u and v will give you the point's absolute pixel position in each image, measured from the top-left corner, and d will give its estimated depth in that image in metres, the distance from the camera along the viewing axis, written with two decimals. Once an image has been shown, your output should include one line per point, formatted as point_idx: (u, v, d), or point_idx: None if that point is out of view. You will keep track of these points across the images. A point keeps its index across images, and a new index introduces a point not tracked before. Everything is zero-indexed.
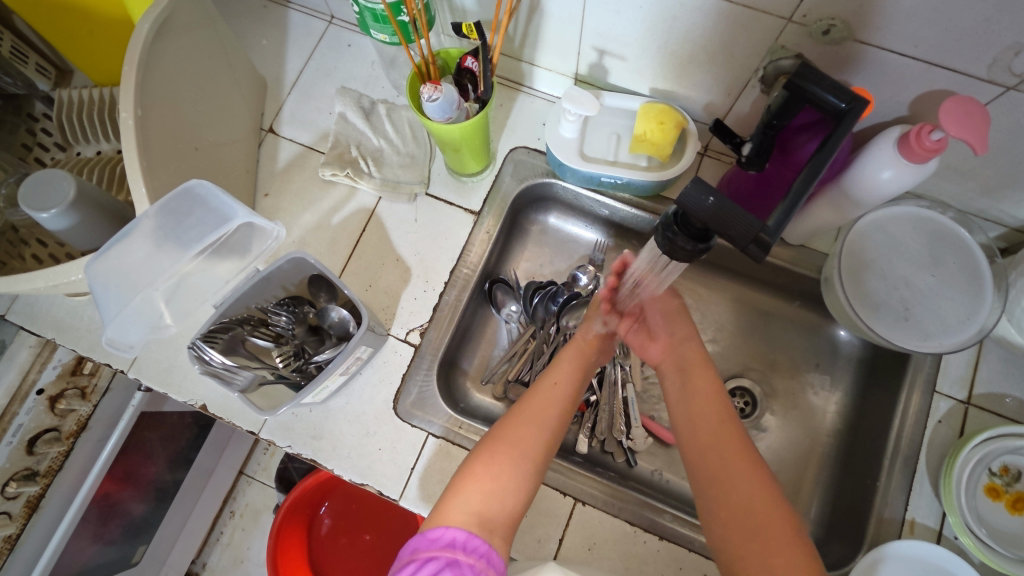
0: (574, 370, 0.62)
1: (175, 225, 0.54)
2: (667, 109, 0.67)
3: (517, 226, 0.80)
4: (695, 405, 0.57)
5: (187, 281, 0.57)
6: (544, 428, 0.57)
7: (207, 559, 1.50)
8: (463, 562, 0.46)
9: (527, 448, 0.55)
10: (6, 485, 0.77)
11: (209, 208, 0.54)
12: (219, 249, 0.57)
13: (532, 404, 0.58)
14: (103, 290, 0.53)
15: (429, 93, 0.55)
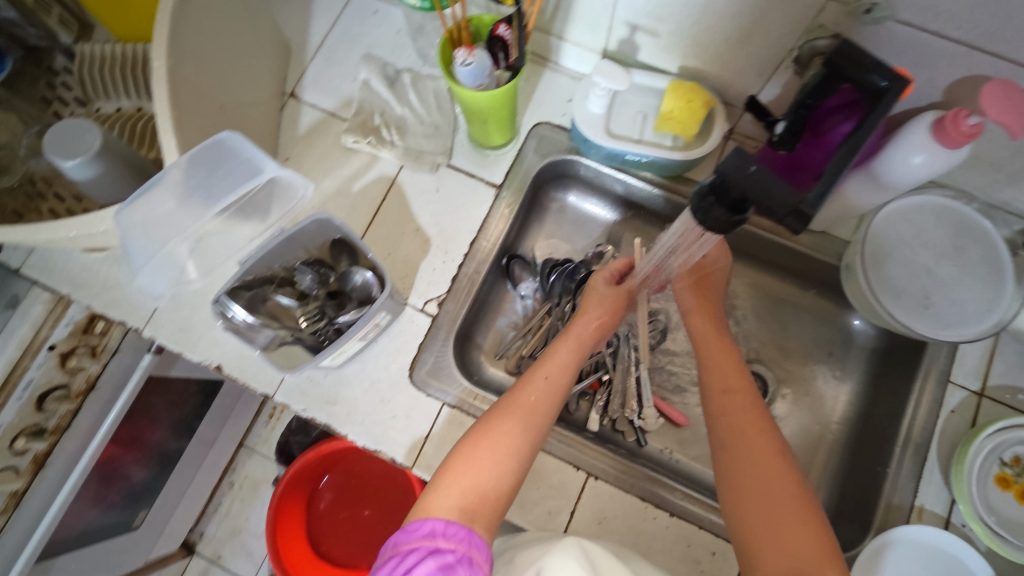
0: (568, 360, 0.60)
1: (205, 177, 0.53)
2: (695, 87, 0.66)
3: (536, 202, 0.80)
4: (716, 373, 0.58)
5: (212, 236, 0.57)
6: (534, 424, 0.55)
7: (205, 528, 1.51)
8: (444, 549, 0.45)
9: (510, 447, 0.53)
10: (14, 441, 0.76)
11: (240, 161, 0.55)
12: (248, 204, 0.58)
13: (523, 395, 0.57)
14: (134, 239, 0.53)
15: (462, 58, 0.55)
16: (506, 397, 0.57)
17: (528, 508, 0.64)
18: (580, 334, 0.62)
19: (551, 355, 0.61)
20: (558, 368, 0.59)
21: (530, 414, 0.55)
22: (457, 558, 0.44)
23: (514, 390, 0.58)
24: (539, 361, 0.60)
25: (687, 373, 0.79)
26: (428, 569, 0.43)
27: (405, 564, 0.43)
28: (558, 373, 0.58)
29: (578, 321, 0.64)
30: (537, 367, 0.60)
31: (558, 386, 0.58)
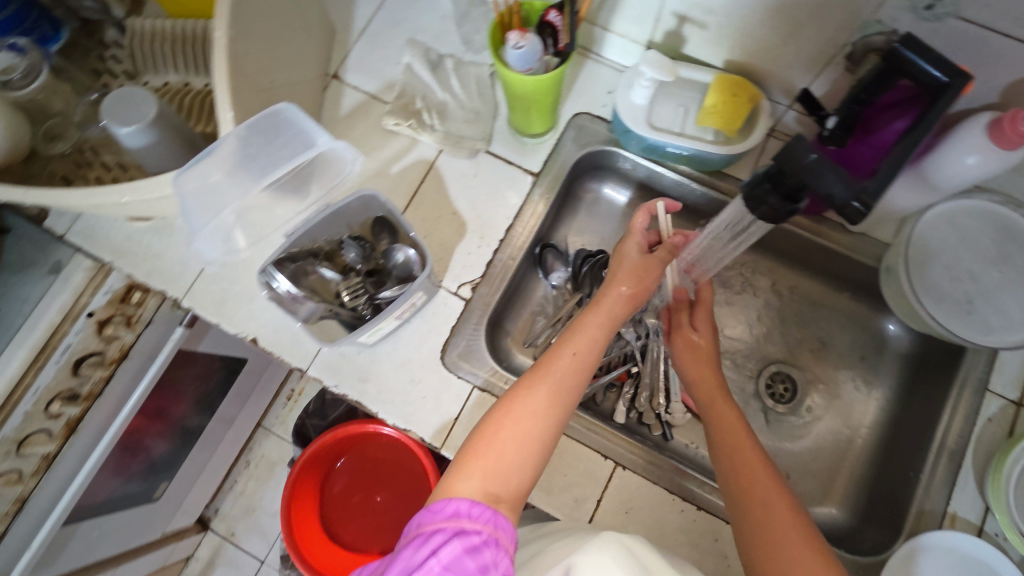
0: (596, 335, 0.58)
1: (263, 144, 0.55)
2: (741, 82, 0.67)
3: (571, 192, 0.80)
4: (727, 440, 0.57)
5: (265, 205, 0.58)
6: (559, 403, 0.54)
7: (220, 505, 1.53)
8: (470, 530, 0.44)
9: (535, 427, 0.52)
10: (49, 404, 0.77)
11: (297, 130, 0.56)
12: (300, 175, 0.59)
13: (545, 372, 0.55)
14: (193, 203, 0.55)
15: (514, 41, 0.55)
16: (528, 376, 0.56)
17: (554, 494, 0.64)
18: (608, 312, 0.60)
19: (574, 333, 0.59)
20: (584, 346, 0.57)
21: (556, 393, 0.54)
22: (483, 540, 0.44)
23: (538, 367, 0.57)
24: (563, 338, 0.59)
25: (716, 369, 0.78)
26: (454, 551, 0.43)
27: (431, 546, 0.43)
28: (584, 352, 0.57)
29: (602, 296, 0.61)
30: (561, 344, 0.58)
31: (584, 365, 0.57)
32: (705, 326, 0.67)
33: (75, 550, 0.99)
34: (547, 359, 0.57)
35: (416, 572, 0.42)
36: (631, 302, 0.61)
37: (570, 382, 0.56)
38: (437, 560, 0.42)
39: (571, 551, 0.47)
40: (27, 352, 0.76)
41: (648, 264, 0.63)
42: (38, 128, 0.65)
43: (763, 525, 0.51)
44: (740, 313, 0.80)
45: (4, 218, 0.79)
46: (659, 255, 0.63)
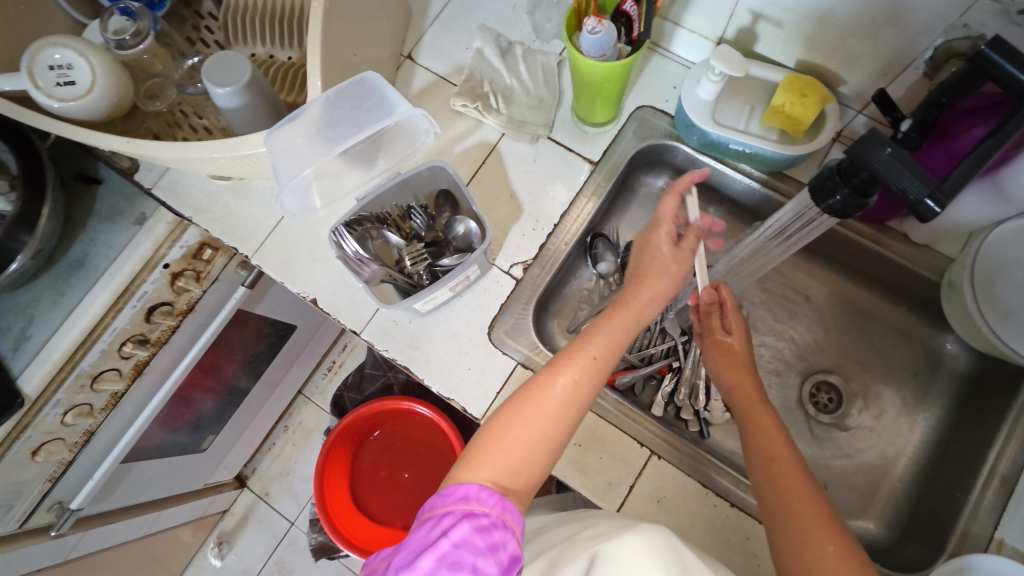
0: (618, 335, 0.56)
1: (352, 107, 0.59)
2: (813, 83, 0.65)
3: (627, 185, 0.81)
4: (765, 451, 0.55)
5: (337, 172, 0.62)
6: (574, 402, 0.53)
7: (257, 465, 1.61)
8: (479, 512, 0.44)
9: (547, 426, 0.52)
10: (123, 345, 0.82)
11: (381, 97, 0.59)
12: (381, 143, 0.63)
13: (562, 369, 0.53)
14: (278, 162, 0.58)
15: (591, 26, 0.57)
16: (545, 372, 0.54)
17: (587, 475, 0.65)
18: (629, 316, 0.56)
19: (595, 331, 0.56)
20: (606, 349, 0.54)
21: (571, 391, 0.53)
22: (492, 522, 0.44)
23: (555, 362, 0.55)
24: (584, 336, 0.55)
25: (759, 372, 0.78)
26: (464, 532, 0.43)
27: (442, 527, 0.43)
28: (604, 355, 0.54)
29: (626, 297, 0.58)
30: (583, 344, 0.55)
31: (603, 367, 0.54)
32: (738, 334, 0.64)
33: (129, 487, 1.06)
34: (567, 356, 0.54)
35: (428, 551, 0.41)
36: (656, 303, 0.58)
37: (586, 384, 0.53)
38: (448, 539, 0.42)
39: (604, 539, 0.46)
40: (109, 295, 0.80)
41: (680, 256, 0.59)
42: (139, 86, 0.70)
43: (800, 539, 0.48)
44: (789, 319, 0.80)
45: (96, 169, 0.85)
46: (689, 246, 0.59)
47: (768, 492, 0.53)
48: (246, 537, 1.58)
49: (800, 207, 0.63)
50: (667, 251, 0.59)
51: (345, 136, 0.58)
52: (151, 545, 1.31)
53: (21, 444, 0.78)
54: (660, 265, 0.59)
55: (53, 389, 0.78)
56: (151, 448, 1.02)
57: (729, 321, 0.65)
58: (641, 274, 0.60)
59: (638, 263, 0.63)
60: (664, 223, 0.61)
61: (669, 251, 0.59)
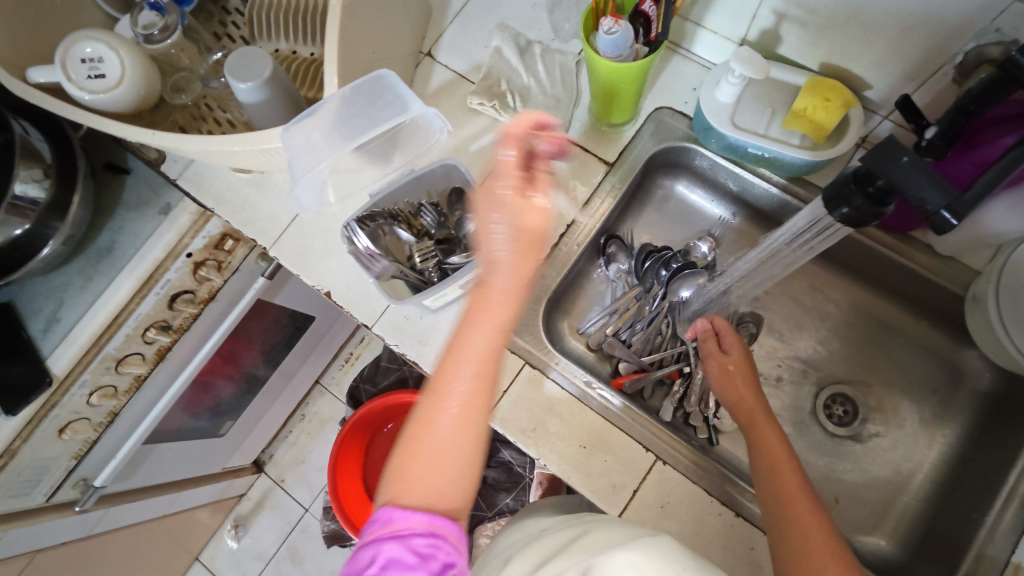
0: (485, 337, 0.48)
1: (366, 104, 0.59)
2: (836, 87, 0.64)
3: (643, 187, 0.80)
4: (769, 462, 0.55)
5: (352, 168, 0.62)
6: (474, 417, 0.49)
7: (274, 452, 1.65)
8: (404, 530, 0.44)
9: (453, 451, 0.48)
10: (147, 331, 0.86)
11: (396, 93, 0.59)
12: (395, 140, 0.63)
13: (449, 393, 0.48)
14: (295, 156, 0.59)
15: (608, 26, 0.57)
16: (431, 397, 0.49)
17: (592, 477, 0.65)
18: (497, 318, 0.48)
19: (463, 342, 0.49)
20: (485, 361, 0.48)
21: (468, 407, 0.48)
22: (421, 534, 0.44)
23: (438, 386, 0.49)
24: (454, 354, 0.49)
25: (772, 380, 0.76)
26: (394, 554, 0.44)
27: (372, 551, 0.44)
28: (485, 370, 0.48)
29: (483, 298, 0.49)
30: (457, 357, 0.48)
31: (490, 377, 0.49)
32: (735, 356, 0.66)
33: (150, 468, 1.09)
34: (447, 376, 0.49)
35: None
36: (516, 292, 0.49)
37: (478, 396, 0.49)
38: (377, 566, 0.43)
39: (597, 552, 0.45)
40: (134, 282, 0.81)
41: (527, 209, 0.51)
42: (167, 79, 0.73)
43: (800, 548, 0.48)
44: (805, 328, 0.78)
45: (125, 159, 0.87)
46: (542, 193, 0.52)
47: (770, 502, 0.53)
48: (261, 522, 1.62)
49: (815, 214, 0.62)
50: (507, 227, 0.50)
51: (357, 133, 0.58)
52: (170, 524, 1.35)
53: (48, 422, 0.81)
54: (508, 248, 0.50)
55: (80, 369, 0.81)
56: (171, 431, 1.06)
57: (727, 338, 0.68)
58: (489, 263, 0.50)
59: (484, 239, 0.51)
60: (502, 184, 0.51)
61: (508, 217, 0.50)
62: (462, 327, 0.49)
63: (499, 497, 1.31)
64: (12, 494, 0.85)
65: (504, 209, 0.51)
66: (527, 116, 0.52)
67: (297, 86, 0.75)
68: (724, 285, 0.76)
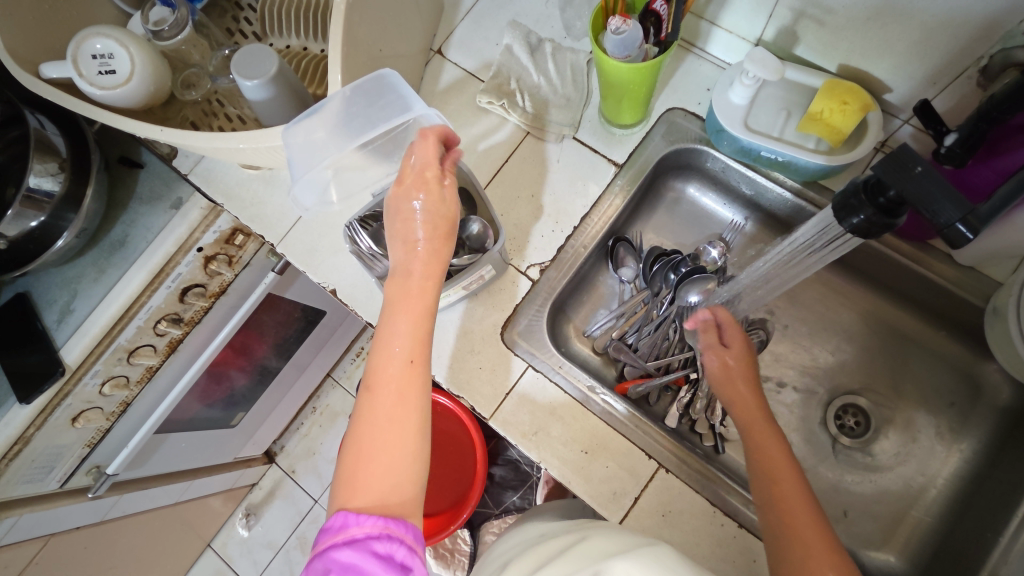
0: (412, 323, 0.51)
1: (367, 104, 0.58)
2: (855, 89, 0.62)
3: (654, 190, 0.79)
4: (770, 472, 0.53)
5: (353, 168, 0.61)
6: (412, 401, 0.50)
7: (285, 443, 1.67)
8: (359, 535, 0.44)
9: (396, 441, 0.49)
10: (157, 323, 0.87)
11: (399, 94, 0.58)
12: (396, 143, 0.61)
13: (384, 383, 0.50)
14: (295, 154, 0.58)
15: (615, 25, 0.55)
16: (368, 395, 0.51)
17: (593, 484, 0.64)
18: (417, 305, 0.52)
19: (389, 334, 0.51)
20: (414, 348, 0.51)
21: (404, 395, 0.50)
22: (376, 538, 0.44)
23: (370, 380, 0.50)
24: (383, 343, 0.51)
25: (781, 389, 0.75)
26: (349, 561, 0.43)
27: (326, 562, 0.43)
28: (419, 354, 0.51)
29: (401, 288, 0.52)
30: (389, 349, 0.51)
31: (421, 364, 0.51)
32: (736, 350, 0.64)
33: (163, 457, 1.11)
34: (379, 370, 0.50)
35: None
36: (431, 279, 0.52)
37: (413, 384, 0.50)
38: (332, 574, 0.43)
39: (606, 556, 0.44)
40: (145, 275, 0.82)
41: (442, 195, 0.53)
42: (178, 76, 0.74)
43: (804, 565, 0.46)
44: (817, 336, 0.76)
45: (139, 154, 0.88)
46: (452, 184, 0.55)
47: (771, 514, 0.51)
48: (272, 511, 1.64)
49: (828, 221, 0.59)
50: (425, 213, 0.53)
51: (354, 133, 0.57)
52: (182, 512, 1.38)
53: (61, 411, 0.83)
54: (427, 234, 0.53)
55: (92, 360, 0.83)
56: (183, 422, 1.08)
57: (727, 329, 0.66)
58: (407, 255, 0.53)
59: (402, 233, 0.53)
60: (418, 176, 0.53)
61: (429, 204, 0.53)
62: (388, 318, 0.52)
63: (505, 495, 1.32)
64: (27, 479, 0.87)
65: (423, 199, 0.53)
66: (433, 129, 0.54)
67: (305, 83, 0.74)
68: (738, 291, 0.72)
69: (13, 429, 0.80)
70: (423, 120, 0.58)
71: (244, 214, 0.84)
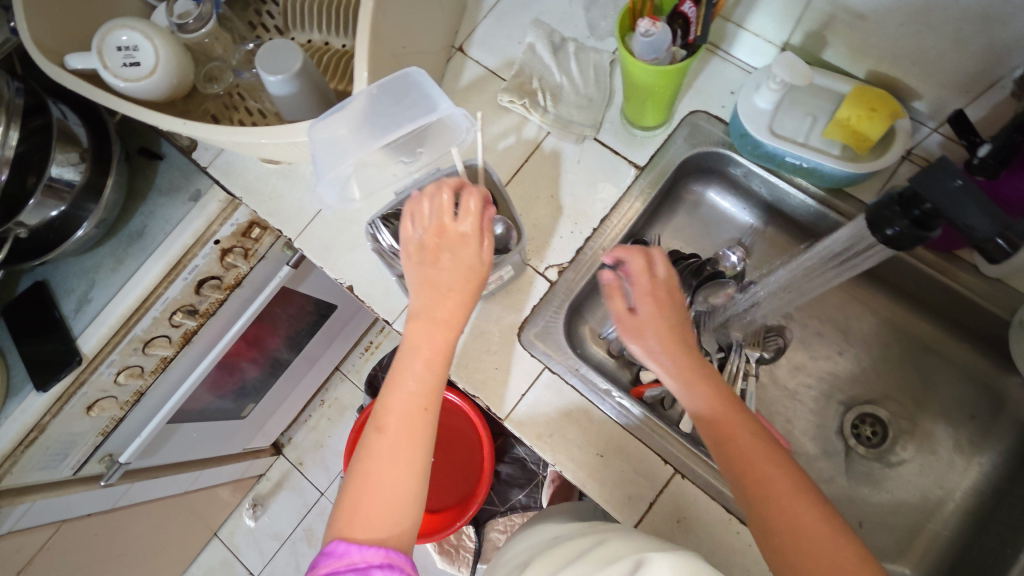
0: (428, 374, 0.54)
1: (393, 103, 0.58)
2: (885, 96, 0.61)
3: (674, 193, 0.78)
4: (742, 454, 0.49)
5: (376, 164, 0.61)
6: (418, 445, 0.53)
7: (294, 435, 1.68)
8: (362, 563, 0.47)
9: (400, 481, 0.51)
10: (173, 315, 0.87)
11: (424, 92, 0.59)
12: (419, 140, 0.61)
13: (395, 425, 0.53)
14: (320, 152, 0.58)
15: (645, 28, 0.55)
16: (377, 434, 0.53)
17: (608, 488, 0.64)
18: (437, 356, 0.55)
19: (405, 379, 0.54)
20: (428, 396, 0.54)
21: (412, 437, 0.53)
22: (378, 565, 0.47)
23: (380, 421, 0.53)
24: (399, 387, 0.54)
25: (798, 397, 0.74)
26: None
27: None
28: (431, 401, 0.54)
29: (424, 337, 0.55)
30: (402, 395, 0.54)
31: (433, 411, 0.54)
32: (648, 302, 0.58)
33: (174, 447, 1.12)
34: (394, 412, 0.53)
35: None
36: (452, 330, 0.56)
37: (422, 428, 0.53)
38: None
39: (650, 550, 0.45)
40: (163, 266, 0.82)
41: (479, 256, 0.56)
42: (201, 69, 0.74)
43: (792, 534, 0.45)
44: (837, 345, 0.75)
45: (158, 145, 0.88)
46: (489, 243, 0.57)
47: (746, 485, 0.48)
48: (279, 502, 1.65)
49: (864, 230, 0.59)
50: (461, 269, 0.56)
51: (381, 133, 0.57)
52: (191, 501, 1.39)
53: (77, 400, 0.84)
54: (457, 289, 0.56)
55: (109, 350, 0.83)
56: (195, 412, 1.08)
57: (637, 277, 0.59)
58: (433, 305, 0.55)
59: (435, 282, 0.56)
60: (455, 231, 0.56)
61: (466, 259, 0.56)
62: (406, 363, 0.55)
63: (511, 493, 1.30)
64: (42, 465, 0.88)
65: (457, 253, 0.56)
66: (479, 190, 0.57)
67: (328, 78, 0.74)
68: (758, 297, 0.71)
69: (30, 416, 0.81)
70: (449, 116, 0.59)
71: (263, 208, 0.85)
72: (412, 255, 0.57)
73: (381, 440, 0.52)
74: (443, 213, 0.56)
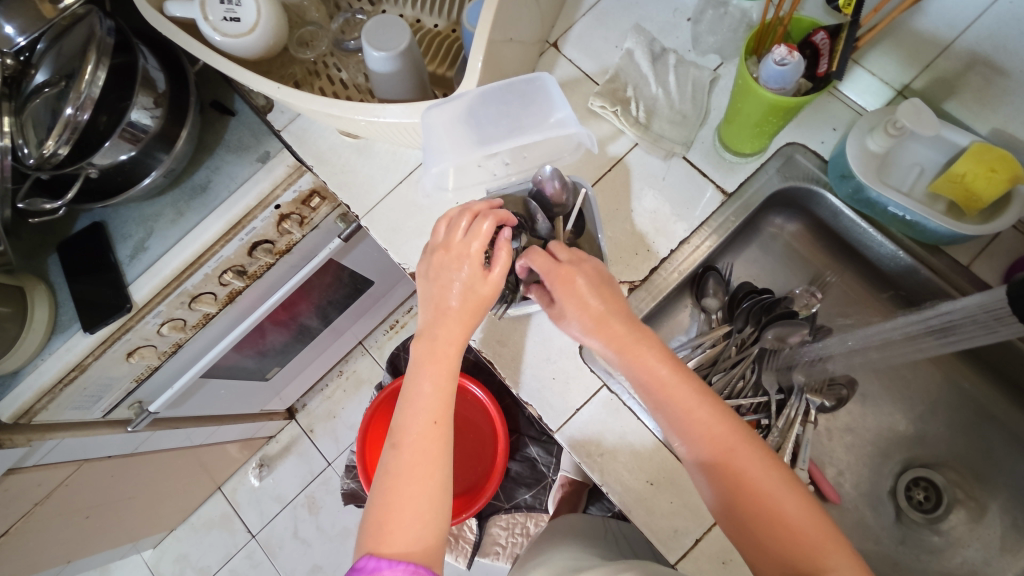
0: (436, 387, 0.53)
1: (518, 104, 0.64)
2: (1006, 158, 0.57)
3: (754, 225, 0.76)
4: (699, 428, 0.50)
5: (482, 160, 0.65)
6: (436, 458, 0.51)
7: (307, 402, 1.68)
8: None
9: (421, 497, 0.50)
10: (223, 274, 0.86)
11: (545, 102, 0.64)
12: (530, 149, 0.65)
13: (409, 442, 0.51)
14: (436, 135, 0.62)
15: (781, 56, 0.53)
16: (395, 450, 0.52)
17: (655, 518, 0.63)
18: (443, 370, 0.54)
19: (415, 395, 0.53)
20: (440, 408, 0.53)
21: (429, 453, 0.51)
22: None
23: (396, 437, 0.52)
24: (410, 403, 0.53)
25: (851, 451, 0.73)
26: None
27: None
28: (443, 414, 0.53)
29: (427, 353, 0.54)
30: (416, 410, 0.53)
31: (445, 425, 0.53)
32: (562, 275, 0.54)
33: (199, 400, 1.12)
34: (407, 427, 0.52)
35: None
36: (458, 347, 0.55)
37: (438, 443, 0.52)
38: None
39: None
40: (223, 224, 0.80)
41: (483, 280, 0.55)
42: (295, 32, 0.72)
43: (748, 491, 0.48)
44: (900, 402, 0.73)
45: (231, 100, 0.85)
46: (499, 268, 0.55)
47: (706, 462, 0.50)
48: (285, 466, 1.66)
49: (980, 307, 0.57)
50: (461, 285, 0.55)
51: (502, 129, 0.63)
52: (202, 455, 1.39)
53: (119, 345, 0.83)
54: (462, 305, 0.55)
55: (157, 300, 0.82)
56: (225, 370, 1.08)
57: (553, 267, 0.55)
58: (435, 323, 0.55)
59: (433, 301, 0.56)
60: (460, 251, 0.55)
61: (465, 282, 0.55)
62: (414, 379, 0.54)
63: (518, 491, 1.25)
64: (76, 405, 0.88)
65: (461, 270, 0.55)
66: (496, 212, 0.56)
67: (425, 58, 0.72)
68: (823, 349, 0.70)
69: (73, 356, 0.80)
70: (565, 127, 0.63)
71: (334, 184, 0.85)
72: (422, 271, 0.58)
73: (400, 456, 0.51)
74: (453, 231, 0.57)
